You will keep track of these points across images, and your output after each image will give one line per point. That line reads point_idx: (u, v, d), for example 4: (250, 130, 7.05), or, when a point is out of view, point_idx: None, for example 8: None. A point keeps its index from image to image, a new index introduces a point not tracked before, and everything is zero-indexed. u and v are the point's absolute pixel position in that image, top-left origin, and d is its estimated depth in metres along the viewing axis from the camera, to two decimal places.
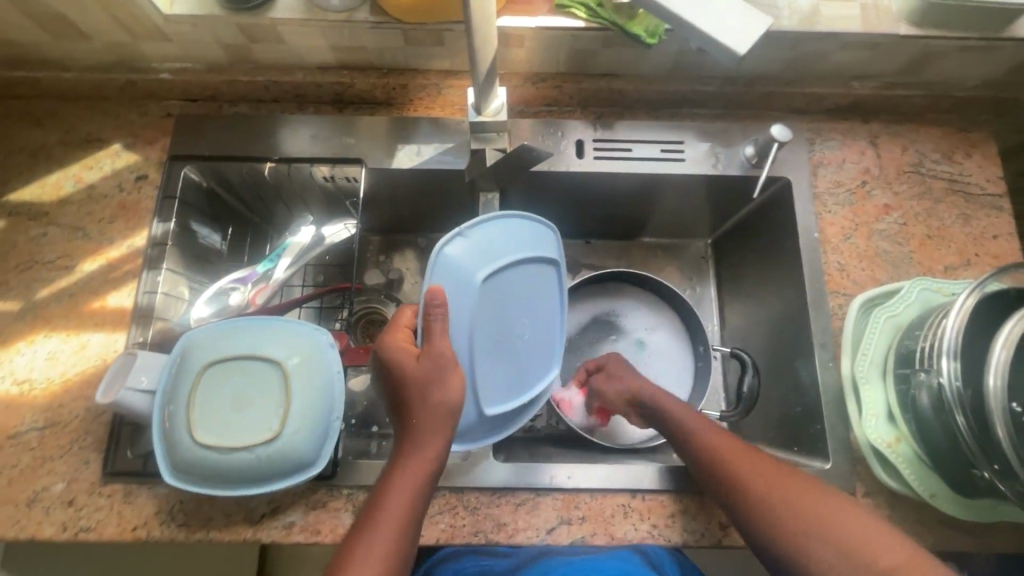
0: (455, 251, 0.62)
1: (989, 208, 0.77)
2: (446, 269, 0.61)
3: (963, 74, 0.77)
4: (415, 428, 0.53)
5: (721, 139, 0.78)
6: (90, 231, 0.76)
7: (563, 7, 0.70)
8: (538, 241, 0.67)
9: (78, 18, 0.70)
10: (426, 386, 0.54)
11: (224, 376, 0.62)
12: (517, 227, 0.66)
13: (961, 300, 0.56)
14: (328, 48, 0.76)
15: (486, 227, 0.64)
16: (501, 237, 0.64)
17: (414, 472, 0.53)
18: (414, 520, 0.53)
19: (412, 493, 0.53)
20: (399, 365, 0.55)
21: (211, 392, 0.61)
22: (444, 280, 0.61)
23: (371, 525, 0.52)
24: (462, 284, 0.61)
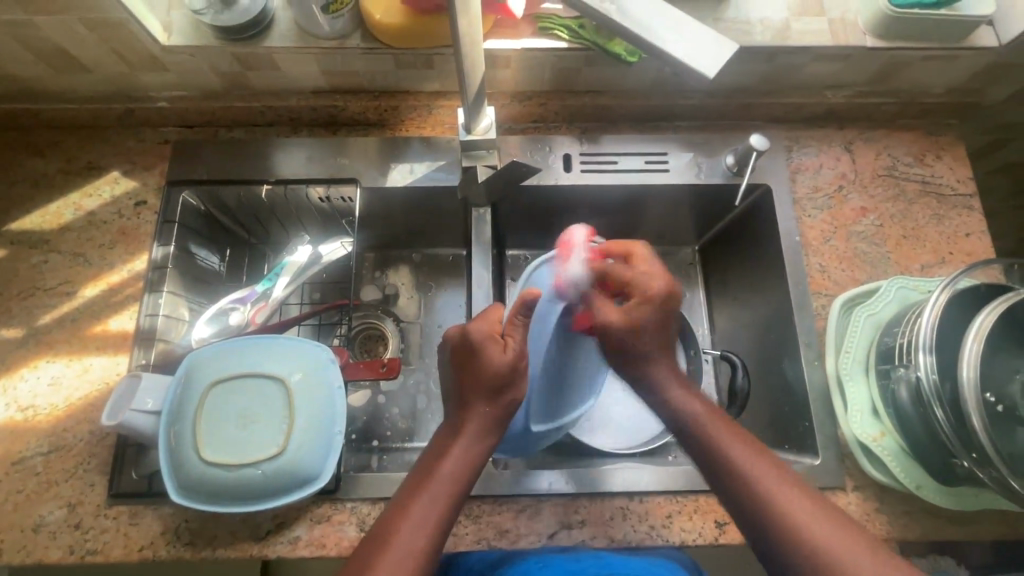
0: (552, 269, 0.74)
1: (961, 208, 0.80)
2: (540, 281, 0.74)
3: (929, 82, 0.80)
4: (476, 410, 0.57)
5: (702, 149, 0.82)
6: (91, 256, 0.77)
7: (547, 30, 0.73)
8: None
9: (77, 51, 0.72)
10: (501, 376, 0.57)
11: (235, 393, 0.63)
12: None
13: (935, 296, 0.60)
14: (322, 74, 0.78)
15: None
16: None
17: (470, 449, 0.56)
18: (456, 500, 0.55)
19: (463, 472, 0.55)
20: (483, 351, 0.58)
21: (240, 404, 0.63)
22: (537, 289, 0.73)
23: (416, 496, 0.54)
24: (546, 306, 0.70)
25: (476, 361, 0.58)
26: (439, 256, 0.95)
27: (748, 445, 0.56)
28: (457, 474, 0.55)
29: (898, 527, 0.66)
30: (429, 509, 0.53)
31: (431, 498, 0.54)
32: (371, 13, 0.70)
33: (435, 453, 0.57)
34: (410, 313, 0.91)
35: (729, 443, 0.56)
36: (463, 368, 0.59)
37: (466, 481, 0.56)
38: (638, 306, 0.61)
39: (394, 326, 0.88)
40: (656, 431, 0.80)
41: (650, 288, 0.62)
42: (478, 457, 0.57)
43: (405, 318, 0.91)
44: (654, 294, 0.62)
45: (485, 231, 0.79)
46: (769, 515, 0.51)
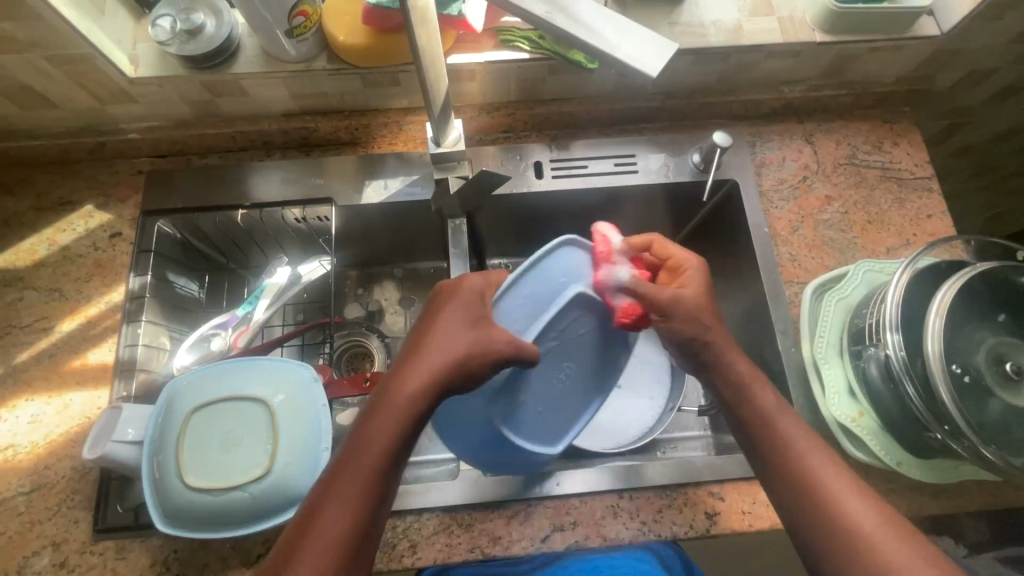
0: (538, 272, 0.59)
1: (921, 190, 0.83)
2: (525, 291, 0.58)
3: (881, 72, 0.84)
4: (400, 386, 0.50)
5: (670, 149, 0.84)
6: (67, 291, 0.77)
7: (508, 42, 0.75)
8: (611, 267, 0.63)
9: (44, 87, 0.73)
10: (461, 347, 0.51)
11: (223, 416, 0.63)
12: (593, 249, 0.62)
13: (897, 275, 0.62)
14: (291, 97, 0.80)
15: (564, 253, 0.61)
16: (569, 265, 0.61)
17: (388, 437, 0.49)
18: (389, 463, 0.49)
19: (391, 432, 0.49)
20: (462, 308, 0.54)
21: (222, 422, 0.63)
22: (524, 303, 0.58)
23: (331, 496, 0.48)
24: (540, 301, 0.58)
25: (444, 329, 0.52)
26: (420, 269, 0.96)
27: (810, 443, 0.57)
28: (379, 464, 0.49)
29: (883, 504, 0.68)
30: (341, 512, 0.47)
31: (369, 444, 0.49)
32: (335, 35, 0.72)
33: (351, 440, 0.50)
34: (395, 329, 0.92)
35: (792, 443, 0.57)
36: (437, 310, 0.54)
37: (386, 477, 0.49)
38: (688, 274, 0.63)
39: (379, 343, 0.89)
40: (642, 431, 0.82)
41: (691, 266, 0.63)
42: (404, 446, 0.50)
43: (391, 335, 0.91)
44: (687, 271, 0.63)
45: (462, 242, 0.80)
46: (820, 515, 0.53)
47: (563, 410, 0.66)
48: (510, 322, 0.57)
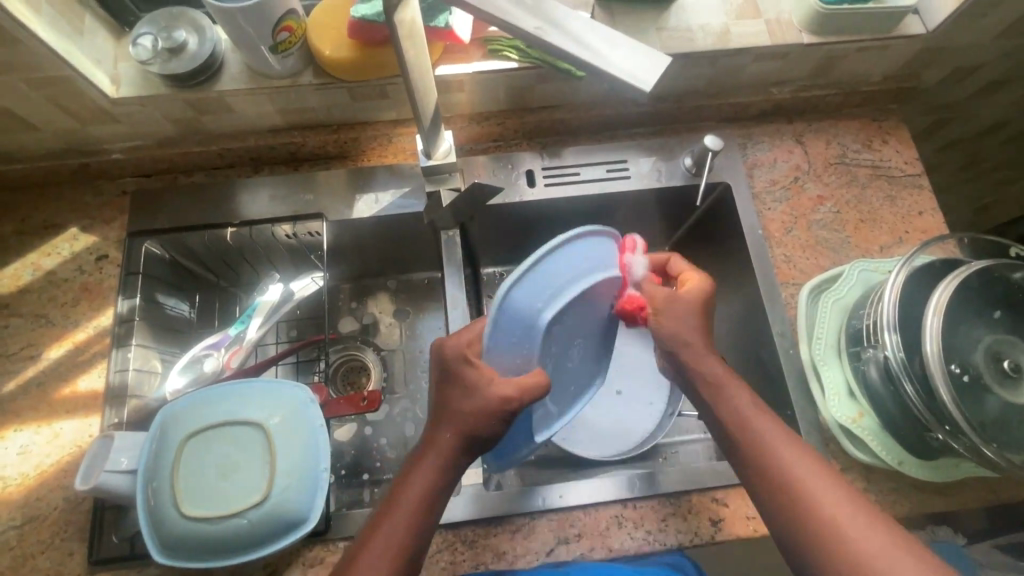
0: (519, 294, 0.53)
1: (912, 187, 0.83)
2: (509, 318, 0.54)
3: (868, 72, 0.84)
4: (434, 449, 0.55)
5: (661, 154, 0.84)
6: (54, 317, 0.75)
7: (497, 52, 0.74)
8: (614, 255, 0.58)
9: (25, 110, 0.71)
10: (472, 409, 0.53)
11: (219, 458, 0.61)
12: (585, 245, 0.56)
13: (893, 276, 0.62)
14: (277, 112, 0.78)
15: (554, 256, 0.54)
16: (563, 268, 0.55)
17: (423, 498, 0.54)
18: (422, 524, 0.54)
19: (422, 494, 0.54)
20: (457, 376, 0.55)
21: (219, 452, 0.62)
22: (511, 332, 0.54)
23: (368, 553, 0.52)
24: (533, 328, 0.55)
25: (459, 389, 0.54)
26: (414, 280, 0.95)
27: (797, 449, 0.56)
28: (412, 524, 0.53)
29: (887, 504, 0.68)
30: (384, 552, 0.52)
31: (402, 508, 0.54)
32: (321, 50, 0.71)
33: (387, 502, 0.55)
34: (391, 341, 0.90)
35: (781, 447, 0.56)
36: (439, 382, 0.56)
37: (425, 522, 0.54)
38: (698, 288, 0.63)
39: (375, 356, 0.88)
40: (643, 436, 0.80)
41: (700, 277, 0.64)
42: (432, 508, 0.55)
43: (387, 348, 0.90)
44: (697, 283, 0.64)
45: (456, 254, 0.79)
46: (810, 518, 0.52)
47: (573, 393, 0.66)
48: (499, 355, 0.55)
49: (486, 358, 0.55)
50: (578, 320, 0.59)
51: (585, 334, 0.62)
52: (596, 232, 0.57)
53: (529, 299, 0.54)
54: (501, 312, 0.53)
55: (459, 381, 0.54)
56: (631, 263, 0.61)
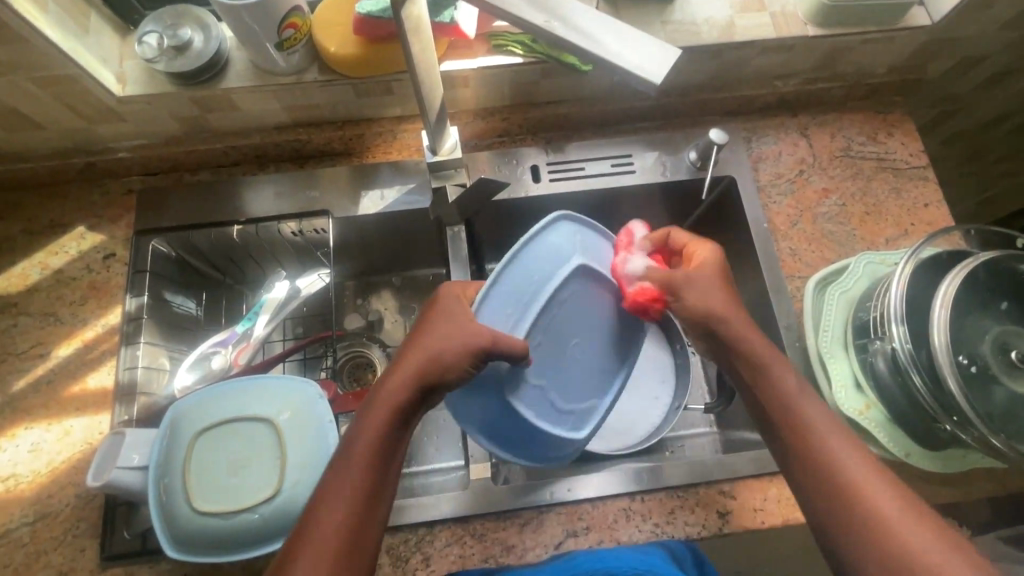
0: (520, 258, 0.58)
1: (917, 179, 0.83)
2: (509, 284, 0.57)
3: (872, 64, 0.84)
4: (388, 390, 0.55)
5: (665, 148, 0.84)
6: (62, 315, 0.76)
7: (501, 47, 0.74)
8: (564, 249, 0.60)
9: (31, 110, 0.71)
10: (432, 343, 0.54)
11: (213, 445, 0.62)
12: (528, 252, 0.58)
13: (900, 267, 0.62)
14: (283, 109, 0.79)
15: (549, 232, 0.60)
16: (561, 244, 0.60)
17: (383, 438, 0.53)
18: (376, 467, 0.52)
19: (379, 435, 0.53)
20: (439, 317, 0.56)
21: (227, 442, 0.62)
22: (510, 299, 0.57)
23: (332, 494, 0.51)
24: (531, 295, 0.58)
25: (428, 328, 0.56)
26: (419, 277, 0.95)
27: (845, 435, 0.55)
28: (376, 464, 0.53)
29: None
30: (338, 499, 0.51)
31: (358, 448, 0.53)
32: (326, 46, 0.71)
33: (342, 449, 0.54)
34: (397, 338, 0.91)
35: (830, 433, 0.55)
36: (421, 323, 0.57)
37: (376, 465, 0.53)
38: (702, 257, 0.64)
39: (381, 353, 0.87)
40: (650, 430, 0.81)
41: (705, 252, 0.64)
42: (392, 448, 0.54)
43: (392, 344, 0.90)
44: (702, 256, 0.64)
45: (461, 250, 0.79)
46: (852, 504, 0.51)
47: (589, 388, 0.64)
48: (496, 321, 0.56)
49: (481, 317, 0.56)
50: (575, 308, 0.61)
51: (584, 322, 0.62)
52: (547, 228, 0.60)
53: (495, 318, 0.56)
54: (491, 288, 0.57)
55: (431, 323, 0.56)
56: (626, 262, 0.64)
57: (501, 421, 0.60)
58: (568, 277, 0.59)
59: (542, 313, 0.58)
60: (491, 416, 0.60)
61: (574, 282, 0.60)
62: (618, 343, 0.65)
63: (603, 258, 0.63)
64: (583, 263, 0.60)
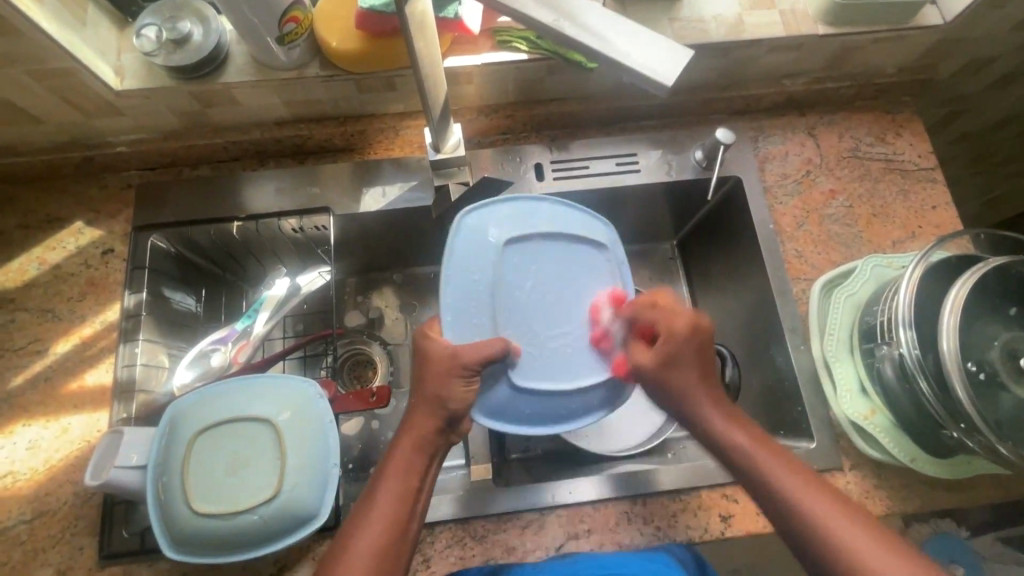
0: (455, 267, 0.61)
1: (925, 181, 0.82)
2: (457, 292, 0.60)
3: (882, 64, 0.82)
4: (411, 426, 0.56)
5: (671, 147, 0.83)
6: (60, 311, 0.75)
7: (506, 43, 0.73)
8: (481, 234, 0.63)
9: (28, 103, 0.70)
10: (431, 377, 0.56)
11: (210, 444, 0.61)
12: (455, 259, 0.62)
13: (909, 271, 0.61)
14: (283, 104, 0.77)
15: (468, 223, 0.63)
16: (482, 230, 0.63)
17: (407, 470, 0.54)
18: (407, 506, 0.53)
19: (405, 476, 0.54)
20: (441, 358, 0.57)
21: (220, 447, 0.61)
22: (464, 304, 0.60)
23: (363, 522, 0.52)
24: (474, 291, 0.61)
25: (423, 367, 0.57)
26: (420, 274, 0.94)
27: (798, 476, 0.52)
28: (402, 497, 0.53)
29: (897, 500, 0.68)
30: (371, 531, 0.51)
31: (386, 487, 0.53)
32: (328, 41, 0.69)
33: (370, 488, 0.54)
34: (397, 335, 0.90)
35: (776, 471, 0.53)
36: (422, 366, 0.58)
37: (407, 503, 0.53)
38: (669, 323, 0.58)
39: (382, 350, 0.87)
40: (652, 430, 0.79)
41: (674, 326, 0.57)
42: (416, 481, 0.54)
43: (393, 342, 0.89)
44: (679, 328, 0.57)
45: None
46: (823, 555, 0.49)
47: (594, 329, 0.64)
48: (462, 331, 0.59)
49: (449, 339, 0.58)
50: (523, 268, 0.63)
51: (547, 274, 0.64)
52: (461, 223, 0.63)
53: (464, 334, 0.59)
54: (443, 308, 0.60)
55: (417, 364, 0.57)
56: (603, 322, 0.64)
57: (525, 409, 0.61)
58: (499, 255, 0.63)
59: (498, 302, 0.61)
60: (512, 410, 0.61)
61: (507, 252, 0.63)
62: (591, 272, 0.65)
63: (524, 212, 0.65)
64: (501, 238, 0.63)
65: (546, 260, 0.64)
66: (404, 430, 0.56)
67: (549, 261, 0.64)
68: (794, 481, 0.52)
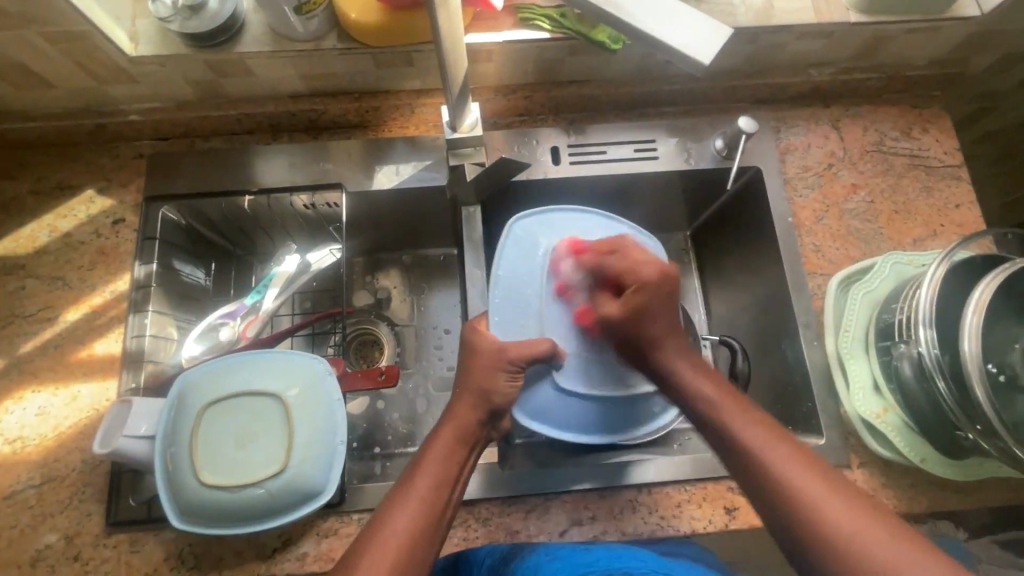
0: (505, 266, 0.69)
1: (949, 179, 0.80)
2: (505, 290, 0.68)
3: (912, 55, 0.80)
4: (454, 415, 0.58)
5: (690, 134, 0.81)
6: (71, 279, 0.75)
7: (528, 21, 0.71)
8: (529, 243, 0.71)
9: (42, 66, 0.69)
10: (478, 371, 0.60)
11: (229, 415, 0.62)
12: (506, 265, 0.70)
13: (932, 270, 0.60)
14: (299, 77, 0.76)
15: (520, 229, 0.72)
16: (533, 234, 0.72)
17: (447, 456, 0.55)
18: (443, 493, 0.53)
19: (446, 464, 0.54)
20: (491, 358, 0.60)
21: (246, 415, 0.62)
22: (511, 302, 0.68)
23: (397, 504, 0.51)
24: (522, 294, 0.68)
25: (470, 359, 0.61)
26: (428, 256, 0.93)
27: (776, 437, 0.50)
28: (441, 481, 0.53)
29: (904, 500, 0.67)
30: (405, 512, 0.50)
31: (422, 472, 0.53)
32: (346, 12, 0.68)
33: (408, 471, 0.54)
34: (404, 316, 0.90)
35: (773, 457, 0.49)
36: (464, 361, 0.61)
37: (444, 488, 0.53)
38: (642, 273, 0.60)
39: (389, 332, 0.87)
40: None
41: (643, 276, 0.60)
42: (457, 467, 0.55)
43: (400, 323, 0.89)
44: (652, 275, 0.60)
45: (476, 231, 0.77)
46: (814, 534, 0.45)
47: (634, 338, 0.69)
48: (511, 326, 0.66)
49: (499, 332, 0.66)
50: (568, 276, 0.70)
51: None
52: (514, 228, 0.72)
53: (509, 330, 0.66)
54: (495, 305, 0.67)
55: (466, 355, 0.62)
56: (568, 279, 0.67)
57: (560, 411, 0.67)
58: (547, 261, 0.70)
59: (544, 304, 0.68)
60: (555, 409, 0.67)
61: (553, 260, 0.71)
62: None
63: (570, 226, 0.73)
64: (548, 245, 0.71)
65: None
66: (445, 420, 0.58)
67: None
68: (797, 468, 0.48)
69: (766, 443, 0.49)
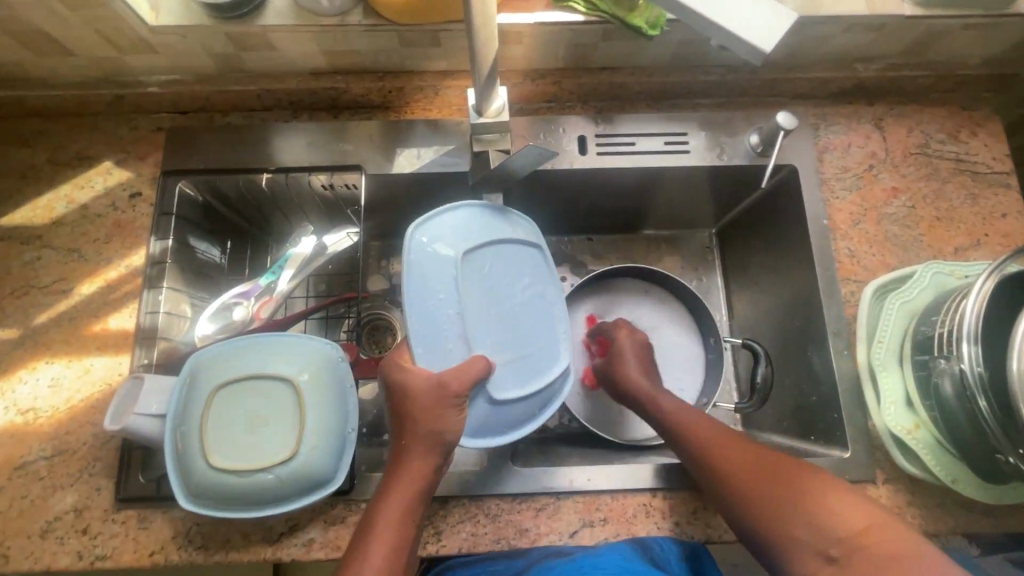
0: (416, 284, 0.59)
1: (997, 186, 0.76)
2: (422, 314, 0.59)
3: (967, 53, 0.76)
4: (410, 467, 0.56)
5: (724, 128, 0.77)
6: (86, 252, 0.74)
7: (561, 2, 0.69)
8: (437, 251, 0.61)
9: (63, 34, 0.68)
10: (426, 416, 0.56)
11: (221, 415, 0.60)
12: (412, 284, 0.59)
13: (980, 283, 0.56)
14: (321, 53, 0.74)
15: (424, 236, 0.62)
16: (438, 241, 0.62)
17: (402, 515, 0.55)
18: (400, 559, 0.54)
19: (399, 529, 0.54)
20: (434, 411, 0.56)
21: (247, 403, 0.61)
22: (430, 325, 0.59)
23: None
24: (439, 315, 0.59)
25: (409, 401, 0.56)
26: None
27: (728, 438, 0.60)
28: (398, 544, 0.54)
29: (930, 520, 0.65)
30: None
31: (377, 538, 0.54)
32: None
33: (362, 535, 0.54)
34: None
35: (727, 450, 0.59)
36: (400, 414, 0.57)
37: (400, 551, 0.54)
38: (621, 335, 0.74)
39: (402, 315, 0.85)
40: None
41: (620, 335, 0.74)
42: (411, 528, 0.56)
43: None
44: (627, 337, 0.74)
45: None
46: (756, 510, 0.54)
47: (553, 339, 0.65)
48: (437, 353, 0.58)
49: (421, 364, 0.58)
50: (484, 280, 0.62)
51: (505, 283, 0.63)
52: (415, 235, 0.61)
53: (436, 358, 0.58)
54: (412, 333, 0.58)
55: (400, 397, 0.57)
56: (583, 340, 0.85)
57: (507, 417, 0.62)
58: (460, 269, 0.61)
59: (465, 320, 0.60)
60: (493, 421, 0.62)
61: (465, 268, 0.62)
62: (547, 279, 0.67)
63: (481, 222, 0.64)
64: (456, 252, 0.62)
65: (505, 269, 0.64)
66: (397, 476, 0.56)
67: (512, 273, 0.64)
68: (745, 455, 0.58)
69: (722, 441, 0.60)
